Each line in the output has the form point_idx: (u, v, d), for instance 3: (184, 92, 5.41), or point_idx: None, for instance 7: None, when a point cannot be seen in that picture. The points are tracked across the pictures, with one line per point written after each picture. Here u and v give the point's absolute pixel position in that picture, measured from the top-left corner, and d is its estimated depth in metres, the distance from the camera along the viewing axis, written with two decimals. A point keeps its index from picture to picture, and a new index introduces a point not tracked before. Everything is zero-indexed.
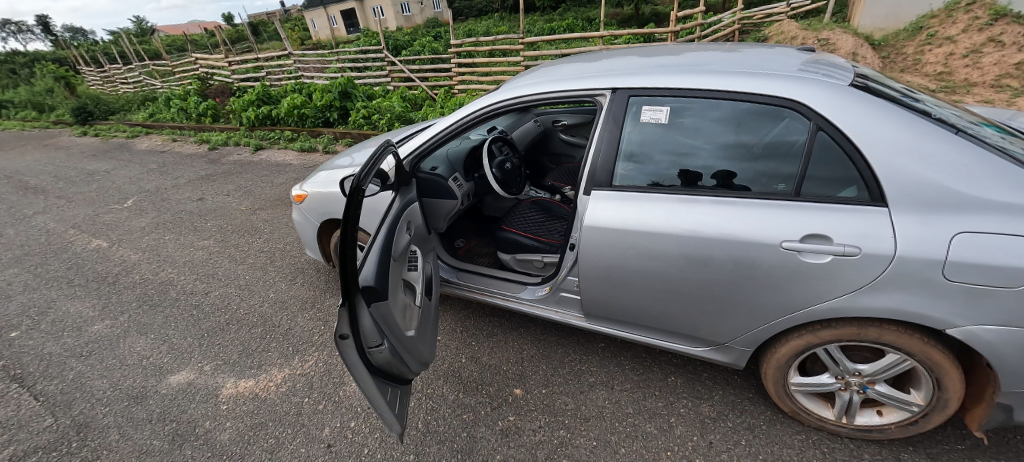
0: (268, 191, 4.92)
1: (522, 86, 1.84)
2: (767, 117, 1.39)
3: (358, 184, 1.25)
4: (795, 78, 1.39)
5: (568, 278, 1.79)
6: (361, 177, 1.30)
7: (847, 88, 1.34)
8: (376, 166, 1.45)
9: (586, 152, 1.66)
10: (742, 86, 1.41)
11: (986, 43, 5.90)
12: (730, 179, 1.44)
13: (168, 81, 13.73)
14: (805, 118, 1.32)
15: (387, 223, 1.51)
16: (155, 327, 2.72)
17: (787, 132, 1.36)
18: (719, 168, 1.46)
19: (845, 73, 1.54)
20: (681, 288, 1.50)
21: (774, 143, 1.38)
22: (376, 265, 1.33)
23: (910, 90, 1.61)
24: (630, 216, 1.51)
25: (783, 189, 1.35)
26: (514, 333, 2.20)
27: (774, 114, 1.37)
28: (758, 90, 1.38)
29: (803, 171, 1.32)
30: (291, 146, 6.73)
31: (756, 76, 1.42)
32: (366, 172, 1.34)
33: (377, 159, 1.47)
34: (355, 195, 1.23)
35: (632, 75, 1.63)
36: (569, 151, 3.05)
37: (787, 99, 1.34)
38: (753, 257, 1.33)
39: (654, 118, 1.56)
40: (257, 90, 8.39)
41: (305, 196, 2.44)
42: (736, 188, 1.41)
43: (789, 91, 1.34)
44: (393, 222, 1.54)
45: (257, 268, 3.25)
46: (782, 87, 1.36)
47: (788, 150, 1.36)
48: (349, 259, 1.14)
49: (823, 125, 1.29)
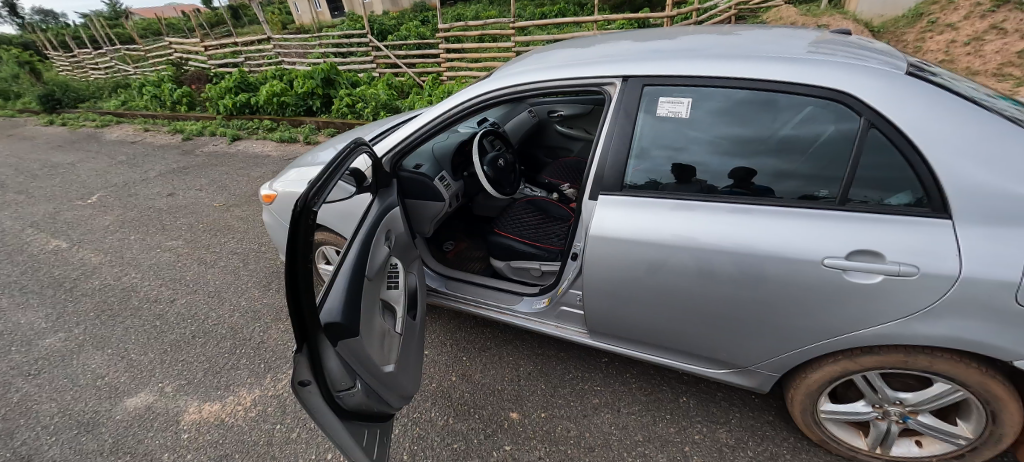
0: (245, 186, 4.62)
1: (517, 75, 1.60)
2: (809, 111, 1.18)
3: (312, 198, 0.98)
4: (840, 64, 1.17)
5: (570, 291, 1.60)
6: (318, 190, 1.02)
7: (903, 78, 1.14)
8: (339, 169, 1.17)
9: (594, 150, 1.44)
10: (779, 73, 1.19)
11: (988, 30, 5.70)
12: (749, 179, 1.26)
13: (141, 67, 13.02)
14: (855, 112, 1.11)
15: (359, 237, 1.26)
16: (114, 341, 2.47)
17: (832, 129, 1.15)
18: (736, 166, 1.27)
19: (872, 55, 1.34)
20: (699, 307, 1.32)
21: (818, 139, 1.17)
22: (344, 293, 1.08)
23: (922, 63, 1.44)
24: (643, 226, 1.31)
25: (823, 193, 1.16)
26: (510, 347, 2.01)
27: (814, 108, 1.16)
28: (800, 79, 1.16)
29: (848, 174, 1.13)
30: (271, 136, 6.38)
31: (799, 61, 1.20)
32: (321, 181, 1.06)
33: (338, 161, 1.18)
34: (307, 214, 0.94)
35: (646, 60, 1.40)
36: (562, 141, 2.84)
37: (833, 91, 1.13)
38: (791, 275, 1.14)
39: (672, 112, 1.34)
40: (235, 76, 7.95)
41: (275, 196, 2.18)
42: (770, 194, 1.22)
43: (833, 80, 1.13)
44: (366, 236, 1.30)
45: (229, 272, 2.99)
46: (827, 76, 1.14)
47: (836, 147, 1.15)
48: (302, 298, 0.90)
49: (880, 121, 1.08)
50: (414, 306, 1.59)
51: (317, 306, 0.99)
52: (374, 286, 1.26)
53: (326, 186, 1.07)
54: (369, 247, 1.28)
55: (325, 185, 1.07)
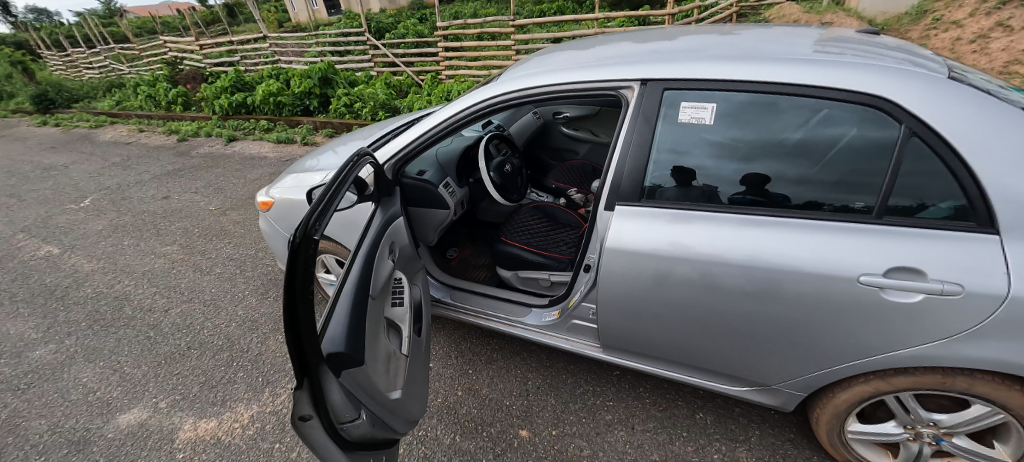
0: (241, 189, 4.53)
1: (526, 78, 1.53)
2: (843, 118, 1.11)
3: (312, 223, 0.92)
4: (876, 68, 1.10)
5: (583, 305, 1.53)
6: (319, 214, 0.96)
7: (943, 81, 1.07)
8: (339, 189, 1.11)
9: (610, 157, 1.37)
10: (810, 78, 1.12)
11: (994, 28, 5.63)
12: (762, 186, 1.20)
13: (136, 66, 12.86)
14: (894, 119, 1.04)
15: (360, 255, 1.20)
16: (106, 353, 2.39)
17: (868, 137, 1.09)
18: (746, 172, 1.22)
19: (881, 55, 1.30)
20: (722, 324, 1.25)
21: (852, 148, 1.10)
22: (348, 318, 1.01)
23: (934, 57, 1.39)
24: (664, 239, 1.24)
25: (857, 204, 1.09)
26: (517, 359, 1.94)
27: (849, 114, 1.09)
28: (834, 84, 1.09)
29: (884, 185, 1.06)
30: (267, 137, 6.27)
31: (831, 65, 1.13)
32: (323, 202, 1.00)
33: (338, 179, 1.12)
34: (308, 242, 0.88)
35: (666, 63, 1.32)
36: (565, 143, 2.77)
37: (870, 96, 1.06)
38: (825, 292, 1.08)
39: (695, 118, 1.26)
40: (231, 75, 7.83)
41: (271, 203, 2.10)
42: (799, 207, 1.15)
43: (870, 85, 1.07)
44: (367, 255, 1.23)
45: (225, 279, 2.91)
46: (863, 81, 1.07)
47: (872, 157, 1.08)
48: (303, 329, 0.83)
49: (921, 128, 1.01)
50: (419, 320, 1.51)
51: (319, 334, 0.91)
52: (378, 306, 1.19)
53: (328, 207, 1.01)
54: (371, 266, 1.22)
55: (326, 206, 1.01)
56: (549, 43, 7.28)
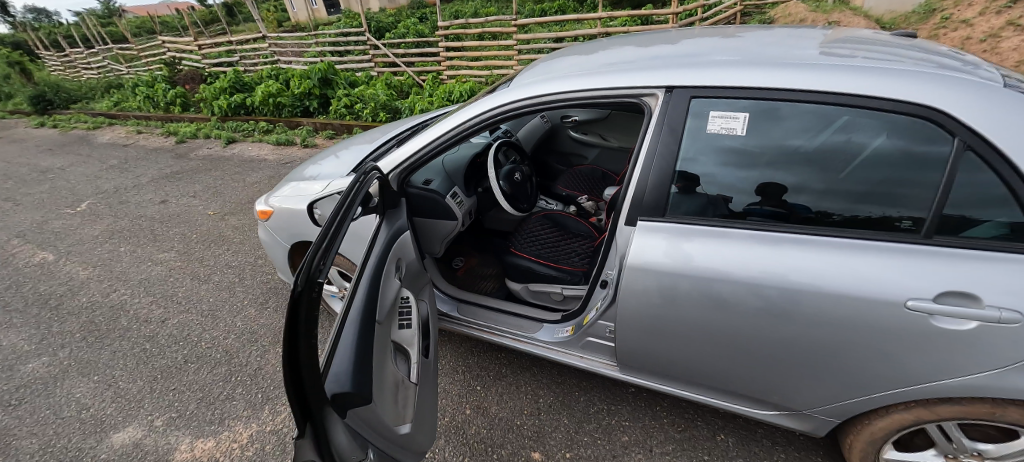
0: (240, 192, 4.45)
1: (539, 84, 1.45)
2: (889, 129, 1.03)
3: (317, 263, 0.86)
4: (922, 75, 1.03)
5: (599, 323, 1.45)
6: (324, 248, 0.90)
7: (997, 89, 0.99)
8: (346, 217, 1.05)
9: (631, 169, 1.29)
10: (853, 85, 1.04)
11: (1005, 26, 5.54)
12: (776, 195, 1.16)
13: (134, 67, 12.76)
14: (946, 131, 0.96)
15: (365, 279, 1.13)
16: (100, 367, 2.32)
17: (916, 150, 1.01)
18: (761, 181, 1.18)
19: (893, 58, 1.26)
20: (751, 347, 1.18)
21: (897, 161, 1.03)
22: (354, 351, 0.94)
23: (946, 57, 1.35)
24: (693, 257, 1.16)
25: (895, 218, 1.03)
26: (528, 375, 1.86)
27: (894, 125, 1.02)
28: (880, 93, 1.01)
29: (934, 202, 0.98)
30: (267, 138, 6.20)
31: (875, 72, 1.05)
32: (327, 236, 0.94)
33: (343, 206, 1.07)
34: (311, 287, 0.83)
35: (691, 68, 1.24)
36: (571, 147, 2.71)
37: (919, 106, 0.98)
38: (866, 317, 1.00)
39: (726, 128, 1.18)
40: (230, 76, 7.74)
41: (271, 212, 2.03)
42: (837, 224, 1.07)
43: (918, 94, 0.99)
44: (373, 279, 1.17)
45: (224, 288, 2.84)
46: (911, 89, 0.99)
47: (921, 171, 1.00)
48: (304, 370, 0.75)
49: (980, 142, 0.93)
50: (427, 337, 1.44)
51: (322, 372, 0.83)
52: (384, 332, 1.12)
53: (334, 239, 0.95)
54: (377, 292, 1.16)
55: (332, 238, 0.95)
56: (551, 43, 7.19)
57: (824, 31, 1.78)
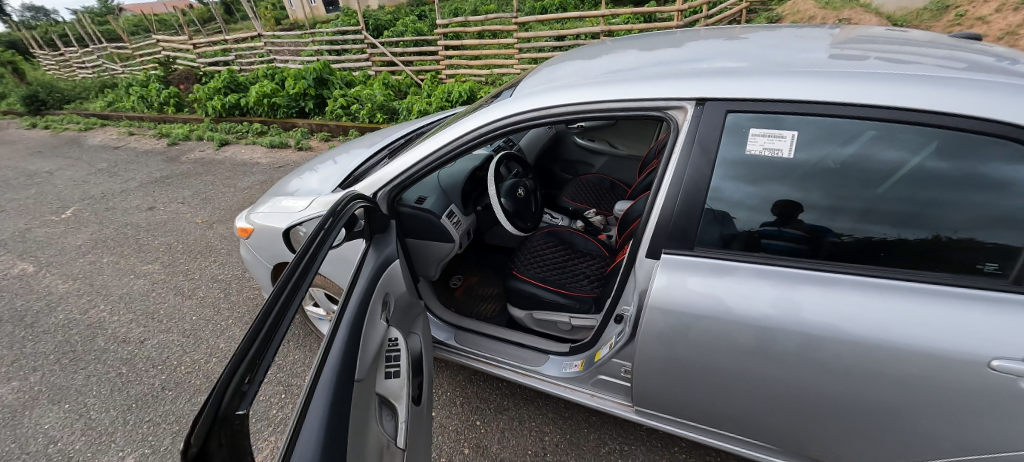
0: (231, 199, 4.29)
1: (546, 93, 1.28)
2: (962, 151, 0.87)
3: (238, 385, 0.60)
4: (987, 83, 0.88)
5: (613, 361, 1.30)
6: (257, 350, 0.65)
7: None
8: (296, 293, 0.78)
9: (654, 194, 1.13)
10: (914, 97, 0.88)
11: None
12: (795, 215, 1.02)
13: (130, 66, 12.56)
14: None
15: (338, 338, 0.98)
16: (72, 394, 2.17)
17: (983, 171, 0.86)
18: (779, 200, 1.03)
19: (923, 61, 1.13)
20: (791, 399, 1.02)
21: (962, 184, 0.87)
22: (319, 449, 0.74)
23: (970, 56, 1.22)
24: (727, 297, 1.00)
25: (909, 239, 0.92)
26: (532, 408, 1.71)
27: (974, 148, 0.86)
28: (957, 110, 0.85)
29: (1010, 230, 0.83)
30: (260, 141, 6.03)
31: (948, 84, 0.89)
32: (255, 336, 0.67)
33: (291, 275, 0.80)
34: (227, 421, 0.56)
35: (722, 76, 1.08)
36: (570, 153, 2.57)
37: (1008, 126, 0.82)
38: (939, 378, 0.84)
39: (769, 149, 1.01)
40: (224, 76, 7.56)
41: (252, 230, 1.87)
42: (900, 266, 0.92)
43: (990, 106, 0.84)
44: (348, 337, 1.01)
45: (208, 305, 2.69)
46: (998, 106, 0.83)
47: (994, 196, 0.85)
48: None
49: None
50: (418, 374, 1.29)
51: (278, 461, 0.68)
52: (363, 395, 0.96)
53: (273, 336, 0.69)
54: (354, 350, 1.01)
55: (269, 334, 0.69)
56: (552, 41, 6.98)
57: (830, 30, 1.64)
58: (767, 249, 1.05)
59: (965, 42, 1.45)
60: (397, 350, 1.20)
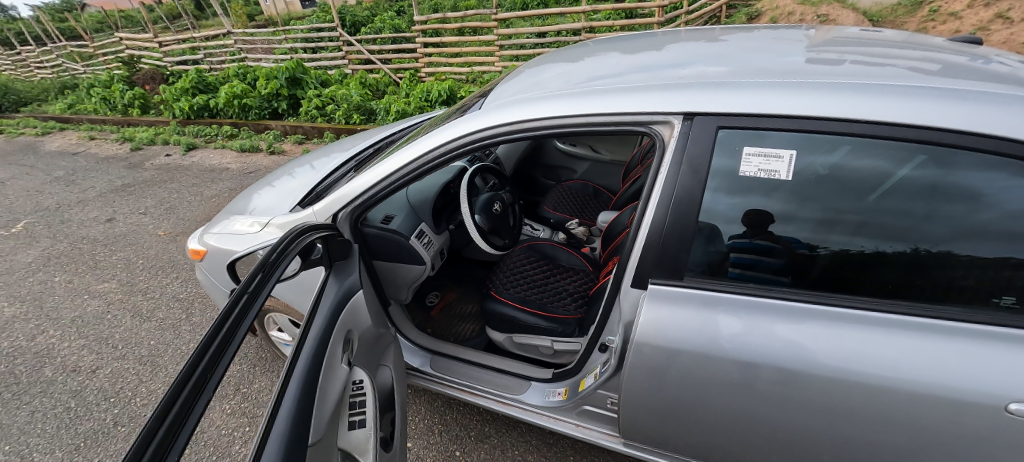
0: (197, 208, 4.04)
1: (520, 104, 1.17)
2: (978, 173, 0.79)
3: None
4: (984, 94, 0.81)
5: (598, 392, 1.21)
6: (158, 447, 0.56)
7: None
8: (217, 364, 0.70)
9: (639, 218, 1.04)
10: (899, 110, 0.81)
11: (994, 19, 5.57)
12: (765, 226, 0.95)
13: (92, 66, 11.89)
14: None
15: (289, 393, 0.87)
16: (13, 434, 1.97)
17: (954, 180, 0.81)
18: (747, 210, 0.95)
19: (906, 64, 1.06)
20: (790, 438, 0.94)
21: (957, 202, 0.81)
22: None
23: (947, 57, 1.16)
24: (721, 331, 0.92)
25: (889, 252, 0.86)
26: (514, 435, 1.62)
27: (992, 171, 0.78)
28: (972, 129, 0.77)
29: (982, 242, 0.79)
30: (230, 144, 5.74)
31: (963, 98, 0.81)
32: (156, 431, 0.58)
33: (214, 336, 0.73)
34: None
35: (713, 87, 0.98)
36: (545, 158, 2.47)
37: None
38: (950, 423, 0.78)
39: (765, 170, 0.92)
40: (191, 75, 7.18)
41: (206, 253, 1.72)
42: (908, 299, 0.84)
43: (974, 117, 0.78)
44: (302, 390, 0.90)
45: (169, 328, 2.50)
46: (1017, 124, 0.75)
47: (967, 208, 0.80)
48: None
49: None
50: (389, 410, 1.17)
51: None
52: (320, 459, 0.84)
53: (186, 415, 0.62)
54: (309, 406, 0.88)
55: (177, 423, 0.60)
56: (533, 38, 6.81)
57: (805, 31, 1.57)
58: (733, 262, 0.98)
59: (939, 42, 1.40)
60: (362, 393, 1.09)
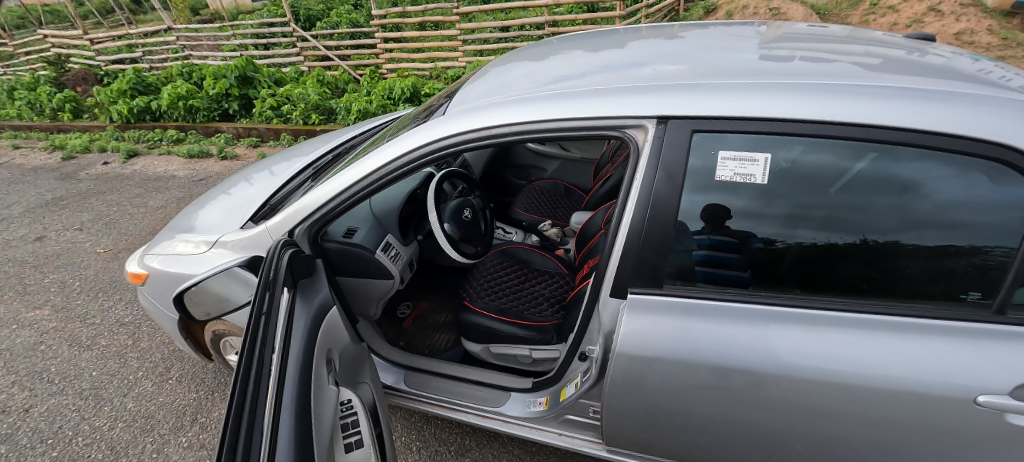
0: (141, 222, 3.72)
1: (485, 109, 1.11)
2: (942, 171, 0.80)
3: None
4: (943, 93, 0.82)
5: (580, 402, 1.18)
6: None
7: (1017, 101, 0.80)
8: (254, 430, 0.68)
9: (617, 226, 1.00)
10: (859, 111, 0.81)
11: (927, 12, 5.97)
12: (723, 222, 0.94)
13: (12, 67, 10.73)
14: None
15: (288, 416, 0.78)
16: None
17: (895, 172, 0.83)
18: (706, 206, 0.94)
19: (856, 59, 1.08)
20: (771, 440, 0.94)
21: (925, 199, 0.82)
22: None
23: (888, 51, 1.20)
24: (703, 337, 0.91)
25: (839, 244, 0.87)
26: (496, 446, 1.58)
27: (956, 169, 0.79)
28: (939, 129, 0.77)
29: (949, 240, 0.80)
30: (176, 150, 5.32)
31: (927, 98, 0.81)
32: None
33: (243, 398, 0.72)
34: None
35: (684, 88, 0.95)
36: (512, 158, 2.42)
37: (992, 144, 0.75)
38: (921, 418, 0.79)
39: (740, 174, 0.90)
40: (127, 75, 6.59)
41: (149, 277, 1.55)
42: (878, 298, 0.85)
43: (926, 116, 0.79)
44: (298, 414, 0.80)
45: (113, 357, 2.28)
46: (980, 123, 0.76)
47: (930, 204, 0.81)
48: None
49: (1013, 160, 0.74)
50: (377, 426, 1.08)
51: None
52: None
53: None
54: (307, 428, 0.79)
55: None
56: (497, 32, 6.71)
57: (758, 27, 1.58)
58: (702, 264, 0.97)
59: (882, 36, 1.44)
60: (353, 412, 1.00)
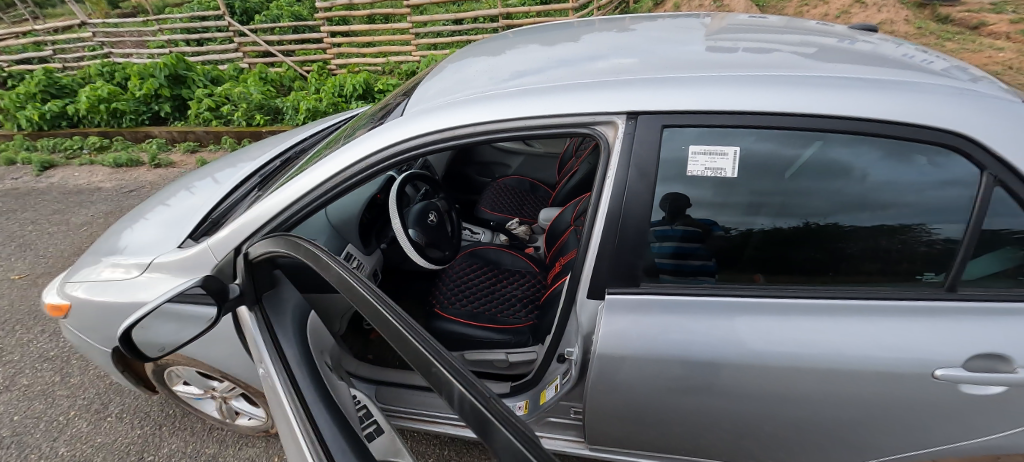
0: (62, 242, 3.31)
1: (445, 110, 1.04)
2: (898, 157, 0.83)
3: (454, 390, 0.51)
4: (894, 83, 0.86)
5: (563, 404, 1.15)
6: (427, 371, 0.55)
7: (955, 89, 0.85)
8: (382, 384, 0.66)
9: (591, 226, 0.97)
10: (821, 102, 0.83)
11: (853, 4, 6.39)
12: (684, 211, 0.94)
13: None
14: (973, 164, 0.79)
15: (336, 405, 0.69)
16: None
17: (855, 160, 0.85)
18: (666, 195, 0.93)
19: (795, 49, 1.11)
20: (750, 428, 0.96)
21: (885, 185, 0.84)
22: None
23: (819, 39, 1.24)
24: (686, 332, 0.90)
25: (790, 229, 0.89)
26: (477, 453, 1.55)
27: (910, 156, 0.82)
28: (897, 118, 0.80)
29: (910, 224, 0.84)
30: (100, 159, 4.78)
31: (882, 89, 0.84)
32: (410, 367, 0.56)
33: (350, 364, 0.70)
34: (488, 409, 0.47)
35: (653, 83, 0.93)
36: (474, 156, 2.35)
37: (945, 132, 0.79)
38: (887, 395, 0.83)
39: (711, 168, 0.89)
40: (34, 77, 5.84)
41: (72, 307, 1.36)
42: (843, 284, 0.88)
43: (881, 105, 0.81)
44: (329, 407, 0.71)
45: (36, 399, 2.02)
46: (931, 112, 0.80)
47: (890, 190, 0.84)
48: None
49: (961, 145, 0.79)
50: None
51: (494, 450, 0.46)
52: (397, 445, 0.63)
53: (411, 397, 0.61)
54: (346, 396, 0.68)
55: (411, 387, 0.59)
56: (450, 25, 6.53)
57: (704, 18, 1.60)
58: (670, 255, 0.96)
59: (817, 26, 1.50)
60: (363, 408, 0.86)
